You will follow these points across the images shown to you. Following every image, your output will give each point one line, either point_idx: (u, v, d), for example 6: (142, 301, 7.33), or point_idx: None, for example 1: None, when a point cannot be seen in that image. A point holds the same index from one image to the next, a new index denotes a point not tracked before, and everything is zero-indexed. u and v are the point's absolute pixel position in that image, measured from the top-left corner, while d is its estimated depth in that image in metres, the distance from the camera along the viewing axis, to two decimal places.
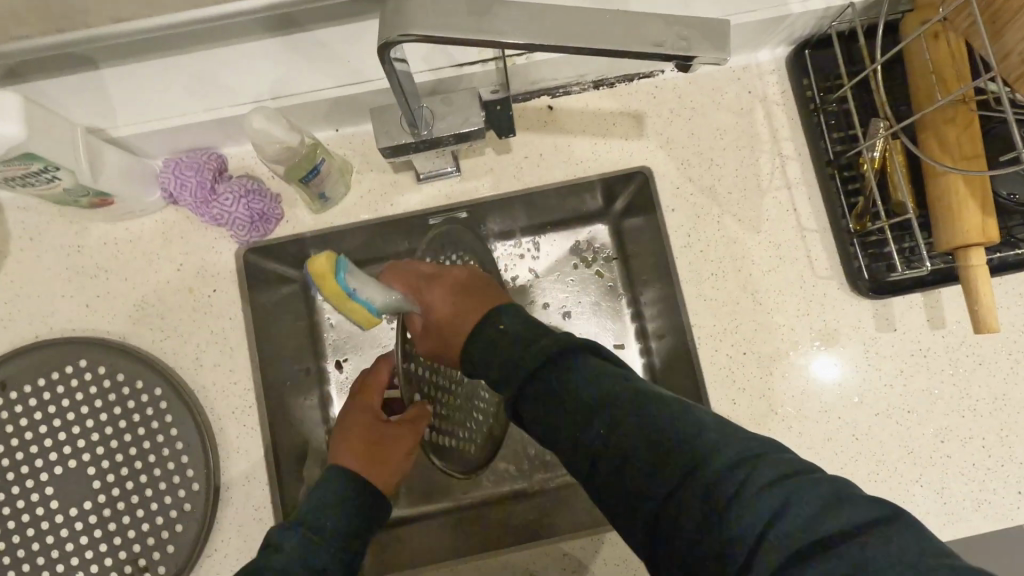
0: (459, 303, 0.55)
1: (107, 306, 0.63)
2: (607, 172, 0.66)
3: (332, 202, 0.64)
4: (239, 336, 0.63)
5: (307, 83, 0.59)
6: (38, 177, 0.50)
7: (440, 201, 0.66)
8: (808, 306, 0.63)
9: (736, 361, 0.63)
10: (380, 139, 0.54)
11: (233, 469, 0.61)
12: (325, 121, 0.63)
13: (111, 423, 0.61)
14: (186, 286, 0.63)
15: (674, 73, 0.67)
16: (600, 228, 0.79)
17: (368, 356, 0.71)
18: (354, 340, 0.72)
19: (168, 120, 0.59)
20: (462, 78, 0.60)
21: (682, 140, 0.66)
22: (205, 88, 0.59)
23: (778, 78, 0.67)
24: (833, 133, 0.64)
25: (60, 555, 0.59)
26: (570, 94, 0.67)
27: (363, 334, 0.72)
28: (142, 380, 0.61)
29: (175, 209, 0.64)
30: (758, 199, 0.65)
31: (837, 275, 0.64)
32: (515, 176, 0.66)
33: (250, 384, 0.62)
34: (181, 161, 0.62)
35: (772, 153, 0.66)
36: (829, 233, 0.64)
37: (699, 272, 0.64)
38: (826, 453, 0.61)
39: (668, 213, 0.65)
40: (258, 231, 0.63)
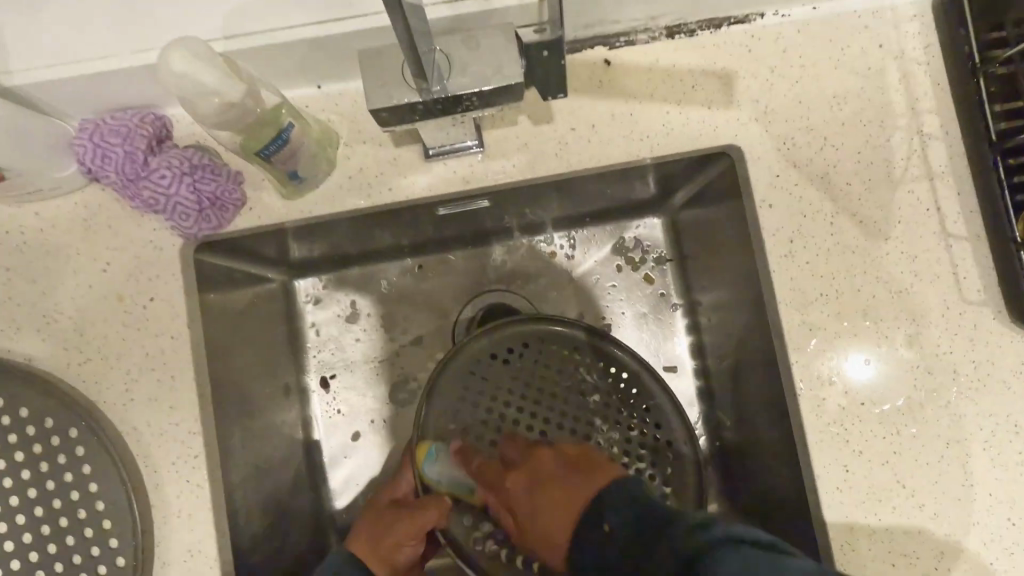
0: (533, 496, 0.45)
1: (7, 316, 0.47)
2: (682, 152, 0.49)
3: (309, 184, 0.47)
4: (184, 361, 0.47)
5: (275, 16, 0.42)
6: None
7: (456, 186, 0.49)
8: (953, 341, 0.47)
9: (851, 413, 0.46)
10: (371, 96, 0.37)
11: (172, 540, 0.46)
12: (301, 73, 0.46)
13: (9, 474, 0.45)
14: (113, 293, 0.47)
15: (777, 19, 0.49)
16: (654, 220, 0.61)
17: (362, 374, 0.59)
18: (344, 354, 0.60)
19: (83, 64, 0.42)
20: (491, 15, 0.43)
21: (786, 110, 0.49)
22: (137, 22, 0.43)
23: (919, 28, 0.49)
24: (997, 107, 0.47)
25: None
26: (635, 44, 0.49)
27: (355, 348, 0.60)
28: (53, 417, 0.46)
29: (99, 188, 0.48)
30: (888, 193, 0.48)
31: (992, 300, 0.47)
32: (558, 154, 0.49)
33: (198, 425, 0.47)
34: (107, 125, 0.45)
35: (909, 131, 0.48)
36: (984, 242, 0.47)
37: (804, 292, 0.47)
38: (973, 543, 0.45)
39: (764, 210, 0.48)
40: (211, 222, 0.47)
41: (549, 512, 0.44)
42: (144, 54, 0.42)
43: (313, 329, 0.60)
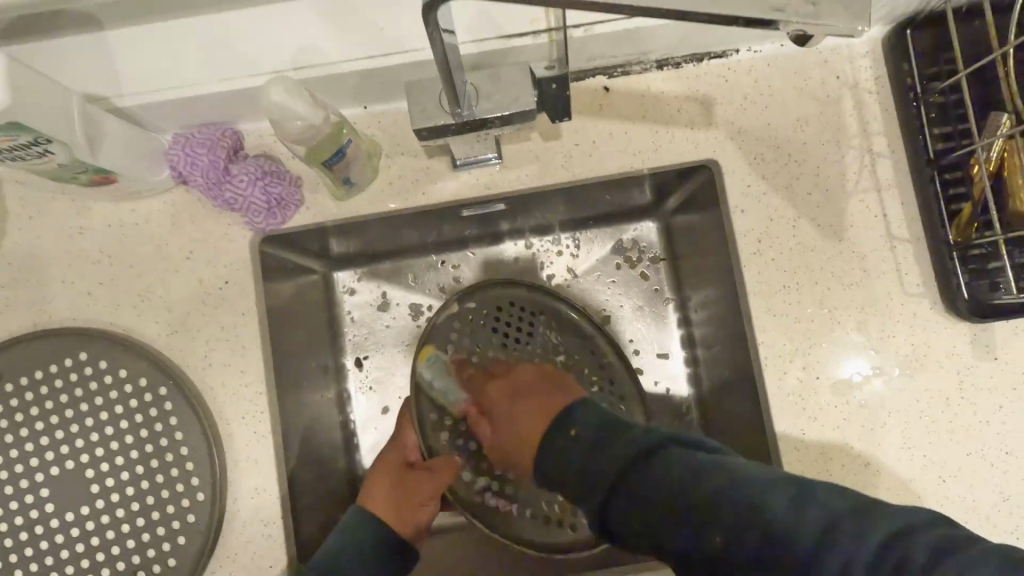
0: (515, 401, 0.55)
1: (110, 294, 0.57)
2: (668, 165, 0.58)
3: (358, 187, 0.57)
4: (252, 334, 0.57)
5: (334, 53, 0.52)
6: (29, 151, 0.44)
7: (478, 191, 0.58)
8: (895, 327, 0.55)
9: (807, 385, 0.55)
10: (414, 118, 0.47)
11: (241, 480, 0.56)
12: (352, 96, 0.56)
13: (112, 423, 0.56)
14: (196, 277, 0.57)
15: (750, 54, 0.58)
16: (650, 224, 0.67)
17: (392, 354, 0.66)
18: (376, 336, 0.66)
19: (179, 90, 0.52)
20: (510, 52, 0.52)
21: (756, 131, 0.58)
22: (220, 55, 0.53)
23: (871, 63, 0.58)
24: (937, 129, 0.55)
25: (54, 564, 0.54)
26: (630, 74, 0.59)
27: (386, 331, 0.66)
28: (146, 378, 0.56)
29: (186, 190, 0.58)
30: (842, 202, 0.57)
31: (930, 292, 0.56)
32: (564, 166, 0.58)
33: (262, 387, 0.56)
34: (194, 137, 0.55)
35: (861, 150, 0.57)
36: (924, 244, 0.56)
37: (769, 284, 0.56)
38: (908, 496, 0.54)
39: (736, 215, 0.57)
40: (277, 218, 0.57)
41: (530, 416, 0.53)
42: (229, 83, 0.52)
43: (349, 316, 0.66)
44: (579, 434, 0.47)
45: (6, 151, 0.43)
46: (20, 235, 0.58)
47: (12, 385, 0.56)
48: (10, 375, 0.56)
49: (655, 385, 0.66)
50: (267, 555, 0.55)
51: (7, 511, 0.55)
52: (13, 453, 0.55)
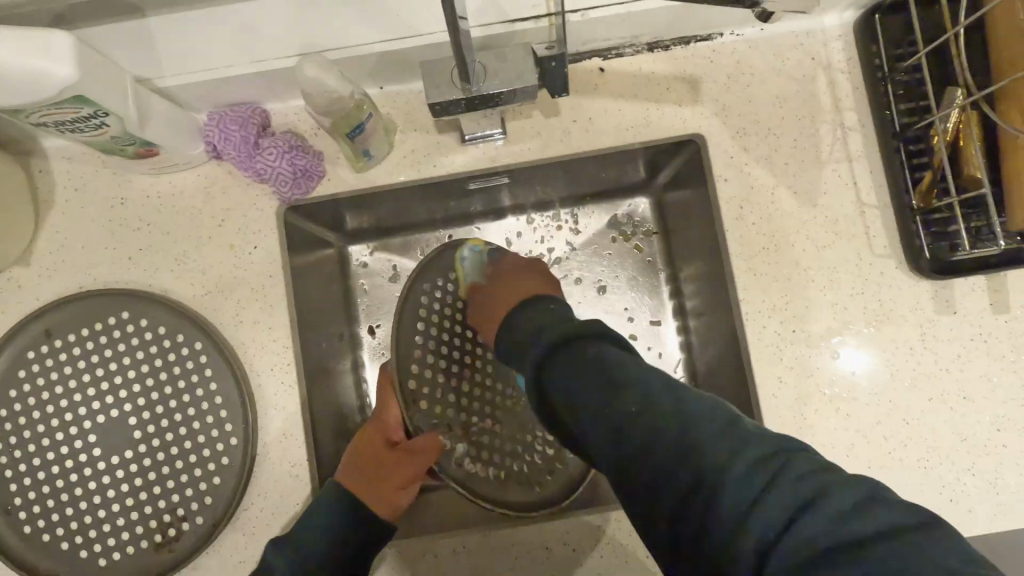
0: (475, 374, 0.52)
1: (149, 259, 0.63)
2: (658, 138, 0.63)
3: (376, 160, 0.62)
4: (279, 294, 0.62)
5: (355, 37, 0.57)
6: (87, 123, 0.49)
7: (484, 164, 0.64)
8: (863, 284, 0.61)
9: (784, 337, 0.61)
10: (429, 93, 0.52)
11: (271, 426, 0.61)
12: (370, 77, 0.62)
13: (152, 375, 0.61)
14: (227, 243, 0.63)
15: (733, 37, 0.64)
16: (642, 199, 0.72)
17: None
18: (387, 306, 0.71)
19: (213, 71, 0.58)
20: (514, 35, 0.58)
21: (739, 107, 0.63)
22: (250, 40, 0.58)
23: (843, 45, 0.63)
24: (901, 104, 0.61)
25: (101, 502, 0.60)
26: (623, 56, 0.64)
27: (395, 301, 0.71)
28: (183, 334, 0.61)
29: (218, 164, 0.63)
30: (816, 172, 0.62)
31: (896, 253, 0.61)
32: (563, 140, 0.64)
33: (289, 342, 0.62)
34: (227, 115, 0.61)
35: (833, 124, 0.63)
36: (891, 209, 0.62)
37: (749, 246, 0.62)
38: (875, 436, 0.59)
39: (720, 183, 0.63)
40: (301, 188, 0.62)
41: (488, 383, 0.50)
42: (259, 65, 0.58)
43: (361, 286, 0.71)
44: (550, 405, 0.43)
45: (68, 123, 0.48)
46: (67, 206, 0.63)
47: (61, 341, 0.61)
48: (59, 332, 0.61)
49: (647, 350, 0.71)
50: (294, 494, 0.60)
51: (59, 454, 0.60)
52: (63, 402, 0.61)
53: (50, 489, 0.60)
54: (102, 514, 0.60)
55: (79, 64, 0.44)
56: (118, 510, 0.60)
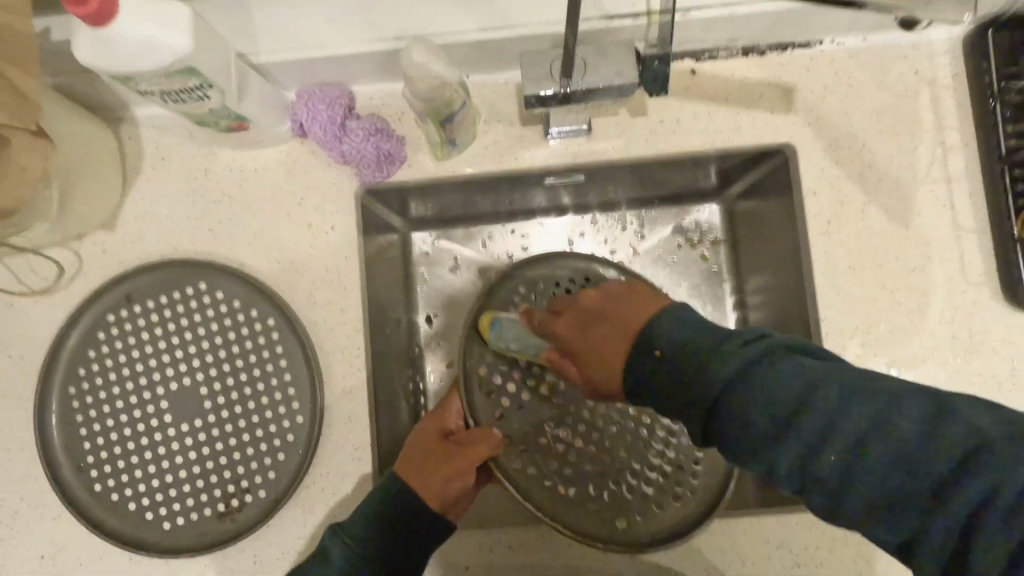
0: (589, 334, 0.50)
1: (229, 232, 0.64)
2: (746, 146, 0.62)
3: (458, 149, 0.62)
4: (352, 275, 0.63)
5: (448, 24, 0.57)
6: (191, 94, 0.50)
7: (565, 160, 0.63)
8: (953, 312, 0.59)
9: (865, 360, 0.59)
10: (526, 86, 0.52)
11: (337, 406, 0.61)
12: (459, 65, 0.61)
13: (224, 347, 0.62)
14: (306, 222, 0.63)
15: (833, 46, 0.62)
16: (711, 207, 0.70)
17: (458, 312, 0.70)
18: (448, 297, 0.70)
19: (307, 50, 0.58)
20: (610, 31, 0.57)
21: (834, 118, 0.61)
22: (346, 21, 0.58)
23: (950, 60, 0.61)
24: (1009, 126, 0.58)
25: (169, 467, 0.61)
26: (716, 59, 0.62)
27: (456, 293, 0.70)
28: (257, 309, 0.62)
29: (301, 143, 0.64)
30: (911, 191, 0.60)
31: (990, 281, 0.59)
32: (648, 141, 0.62)
33: (359, 324, 0.62)
34: (315, 94, 0.61)
35: (933, 142, 0.60)
36: (989, 235, 0.59)
37: (834, 263, 0.60)
38: None
39: (809, 196, 0.61)
40: (382, 172, 0.62)
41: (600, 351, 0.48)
42: (353, 47, 0.58)
43: (422, 275, 0.70)
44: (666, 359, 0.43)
45: (172, 92, 0.49)
46: (152, 174, 0.65)
47: (140, 307, 0.63)
48: (138, 298, 0.63)
49: None
50: (354, 476, 0.60)
51: (131, 417, 0.62)
52: (138, 367, 0.62)
53: (120, 451, 0.61)
54: (168, 479, 0.61)
55: (194, 35, 0.45)
56: (184, 476, 0.61)
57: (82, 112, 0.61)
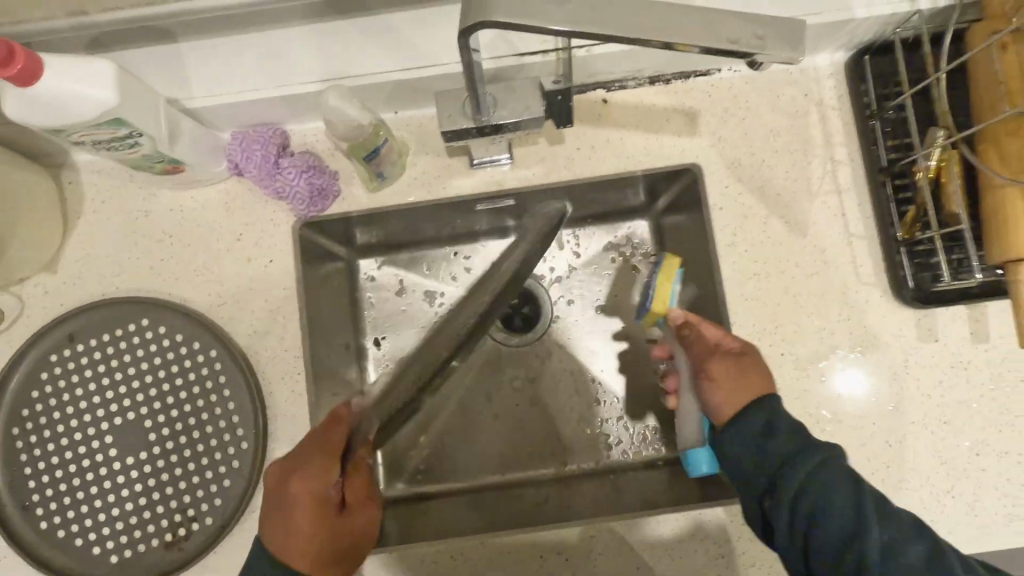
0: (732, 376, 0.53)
1: (171, 269, 0.66)
2: (657, 168, 0.67)
3: (389, 180, 0.66)
4: (292, 305, 0.66)
5: (372, 66, 0.61)
6: (122, 142, 0.53)
7: (491, 186, 0.67)
8: (849, 310, 0.64)
9: (774, 360, 0.64)
10: (442, 123, 0.56)
11: (280, 430, 0.64)
12: (386, 102, 0.65)
13: (168, 380, 0.64)
14: (245, 255, 0.66)
15: (730, 73, 0.67)
16: (642, 222, 0.73)
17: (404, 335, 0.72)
18: (393, 319, 0.72)
19: (237, 94, 0.61)
20: (523, 68, 0.62)
21: (735, 140, 0.67)
22: (274, 66, 0.62)
23: (834, 83, 0.67)
24: (887, 141, 0.64)
25: (115, 500, 0.62)
26: (626, 88, 0.68)
27: (401, 315, 0.73)
28: (200, 341, 0.64)
29: (238, 180, 0.67)
30: (807, 202, 0.66)
31: (880, 282, 0.64)
32: (567, 166, 0.67)
33: (300, 351, 0.65)
34: (249, 135, 0.65)
35: (824, 158, 0.66)
36: (876, 240, 0.65)
37: (742, 271, 0.65)
38: (859, 457, 0.62)
39: (715, 212, 0.66)
40: (317, 206, 0.65)
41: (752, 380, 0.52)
42: (283, 89, 0.61)
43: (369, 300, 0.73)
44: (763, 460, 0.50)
45: (104, 142, 0.52)
46: (92, 216, 0.67)
47: (83, 345, 0.64)
48: (80, 336, 0.64)
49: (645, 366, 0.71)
50: None
51: (75, 454, 0.63)
52: (82, 404, 0.64)
53: (66, 487, 0.63)
54: (114, 513, 0.62)
55: (118, 89, 0.48)
56: (131, 509, 0.62)
57: (21, 161, 0.63)
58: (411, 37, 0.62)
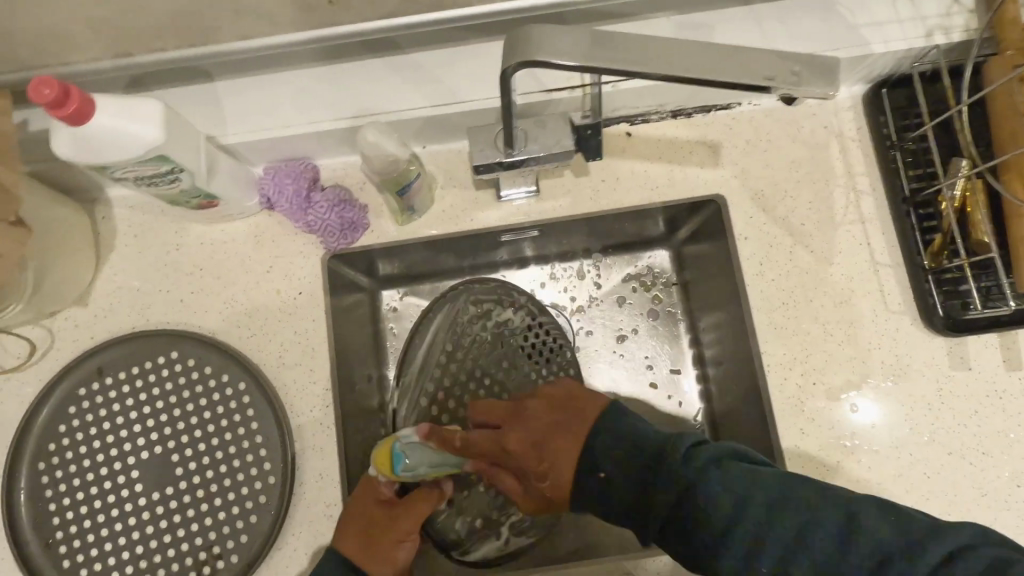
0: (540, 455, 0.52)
1: (200, 301, 0.66)
2: (681, 199, 0.68)
3: (418, 214, 0.67)
4: (322, 337, 0.66)
5: (404, 103, 0.63)
6: (163, 178, 0.54)
7: (517, 218, 0.68)
8: (879, 339, 0.64)
9: (805, 389, 0.63)
10: (474, 156, 0.57)
11: (307, 465, 0.63)
12: (414, 137, 0.67)
13: (196, 413, 0.64)
14: (274, 288, 0.67)
15: (751, 107, 0.69)
16: (662, 253, 0.74)
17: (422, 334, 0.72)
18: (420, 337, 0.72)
19: (273, 129, 0.63)
20: (550, 103, 0.63)
21: (758, 171, 0.68)
22: (309, 102, 0.63)
23: (853, 115, 0.68)
24: (909, 171, 0.65)
25: (139, 538, 0.61)
26: (649, 122, 0.69)
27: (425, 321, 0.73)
28: (228, 373, 0.64)
29: (269, 214, 0.68)
30: (832, 231, 0.66)
31: (909, 309, 0.64)
32: (593, 198, 0.68)
33: (328, 383, 0.65)
34: (281, 170, 0.66)
35: (847, 188, 0.67)
36: (903, 268, 0.65)
37: (770, 300, 0.65)
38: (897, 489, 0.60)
39: (741, 241, 0.67)
40: (346, 238, 0.66)
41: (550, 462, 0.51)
42: (317, 123, 0.63)
43: (391, 330, 0.72)
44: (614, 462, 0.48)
45: (147, 177, 0.53)
46: (124, 250, 0.67)
47: (112, 378, 0.64)
48: (109, 369, 0.64)
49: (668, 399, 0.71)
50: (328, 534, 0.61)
51: (100, 489, 0.62)
52: (109, 438, 0.63)
53: (90, 524, 0.62)
54: (138, 551, 0.61)
55: (166, 126, 0.50)
56: (155, 546, 0.61)
57: (57, 196, 0.64)
58: (441, 75, 0.63)
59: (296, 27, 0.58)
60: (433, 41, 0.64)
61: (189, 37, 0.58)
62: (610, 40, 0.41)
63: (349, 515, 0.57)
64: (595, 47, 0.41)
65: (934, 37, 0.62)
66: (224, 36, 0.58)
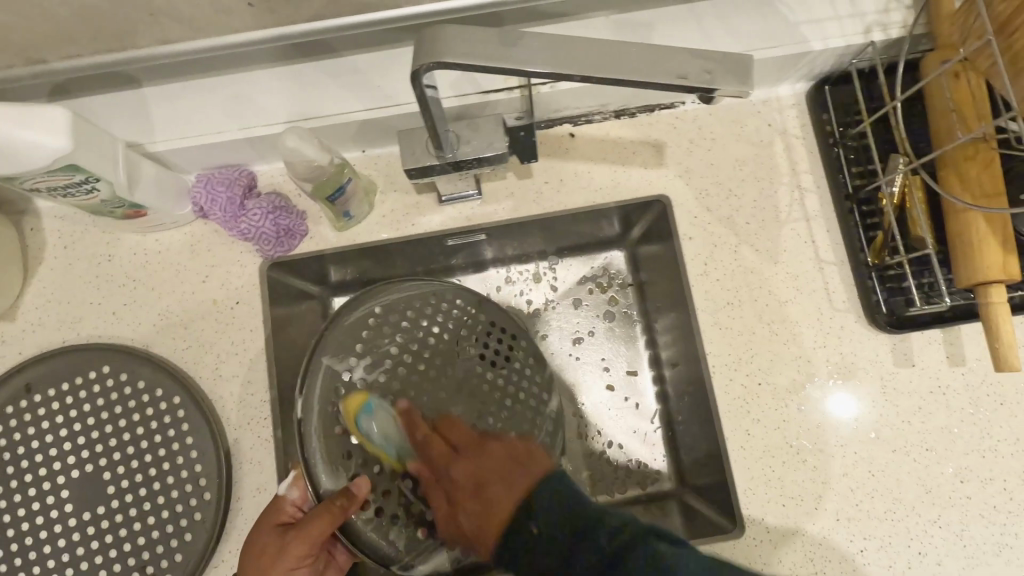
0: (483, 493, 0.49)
1: (133, 314, 0.64)
2: (625, 200, 0.67)
3: (356, 220, 0.65)
4: (260, 348, 0.64)
5: (338, 107, 0.62)
6: (78, 188, 0.52)
7: (461, 222, 0.67)
8: (825, 338, 0.63)
9: (751, 390, 0.62)
10: (405, 161, 0.55)
11: (246, 480, 0.61)
12: (353, 142, 0.65)
13: (129, 429, 0.62)
14: (210, 298, 0.65)
15: (695, 105, 0.68)
16: (618, 253, 0.73)
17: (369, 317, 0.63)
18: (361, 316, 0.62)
19: (203, 136, 0.61)
20: (487, 105, 0.62)
21: (702, 170, 0.67)
22: (240, 108, 0.62)
23: (797, 112, 0.68)
24: (852, 168, 0.65)
25: (70, 560, 0.59)
26: (592, 123, 0.68)
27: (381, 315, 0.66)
28: (163, 388, 0.62)
29: (204, 223, 0.66)
30: (776, 229, 0.66)
31: (854, 308, 0.64)
32: (536, 201, 0.67)
33: (267, 395, 0.63)
34: (214, 177, 0.64)
35: (791, 185, 0.66)
36: (847, 266, 0.64)
37: (715, 301, 0.65)
38: (843, 488, 0.60)
39: (686, 242, 0.66)
40: (283, 246, 0.65)
41: (484, 498, 0.49)
42: (248, 129, 0.61)
43: None
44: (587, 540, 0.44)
45: (59, 187, 0.51)
46: (53, 262, 0.65)
47: (41, 396, 0.62)
48: (37, 386, 0.62)
49: (624, 401, 0.70)
50: None
51: (29, 511, 0.60)
52: (38, 457, 0.61)
53: (18, 547, 0.59)
54: (68, 573, 0.59)
55: (74, 135, 0.48)
56: (87, 568, 0.59)
57: None
58: (375, 77, 0.62)
59: (221, 31, 0.57)
60: (366, 44, 0.63)
61: (108, 42, 0.56)
62: (518, 41, 0.40)
63: (251, 539, 0.54)
64: (503, 49, 0.40)
65: (871, 33, 0.62)
66: (145, 41, 0.57)
